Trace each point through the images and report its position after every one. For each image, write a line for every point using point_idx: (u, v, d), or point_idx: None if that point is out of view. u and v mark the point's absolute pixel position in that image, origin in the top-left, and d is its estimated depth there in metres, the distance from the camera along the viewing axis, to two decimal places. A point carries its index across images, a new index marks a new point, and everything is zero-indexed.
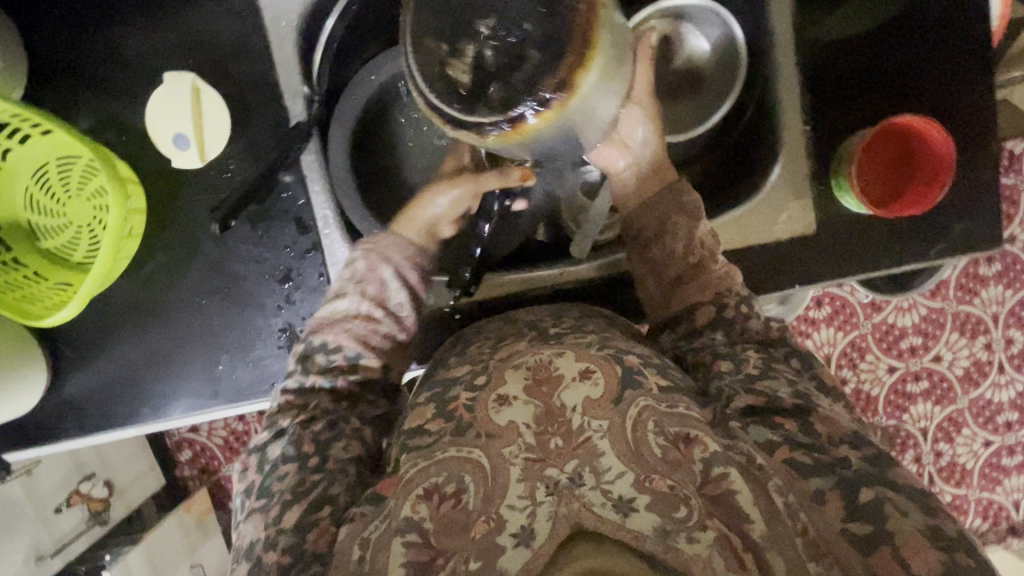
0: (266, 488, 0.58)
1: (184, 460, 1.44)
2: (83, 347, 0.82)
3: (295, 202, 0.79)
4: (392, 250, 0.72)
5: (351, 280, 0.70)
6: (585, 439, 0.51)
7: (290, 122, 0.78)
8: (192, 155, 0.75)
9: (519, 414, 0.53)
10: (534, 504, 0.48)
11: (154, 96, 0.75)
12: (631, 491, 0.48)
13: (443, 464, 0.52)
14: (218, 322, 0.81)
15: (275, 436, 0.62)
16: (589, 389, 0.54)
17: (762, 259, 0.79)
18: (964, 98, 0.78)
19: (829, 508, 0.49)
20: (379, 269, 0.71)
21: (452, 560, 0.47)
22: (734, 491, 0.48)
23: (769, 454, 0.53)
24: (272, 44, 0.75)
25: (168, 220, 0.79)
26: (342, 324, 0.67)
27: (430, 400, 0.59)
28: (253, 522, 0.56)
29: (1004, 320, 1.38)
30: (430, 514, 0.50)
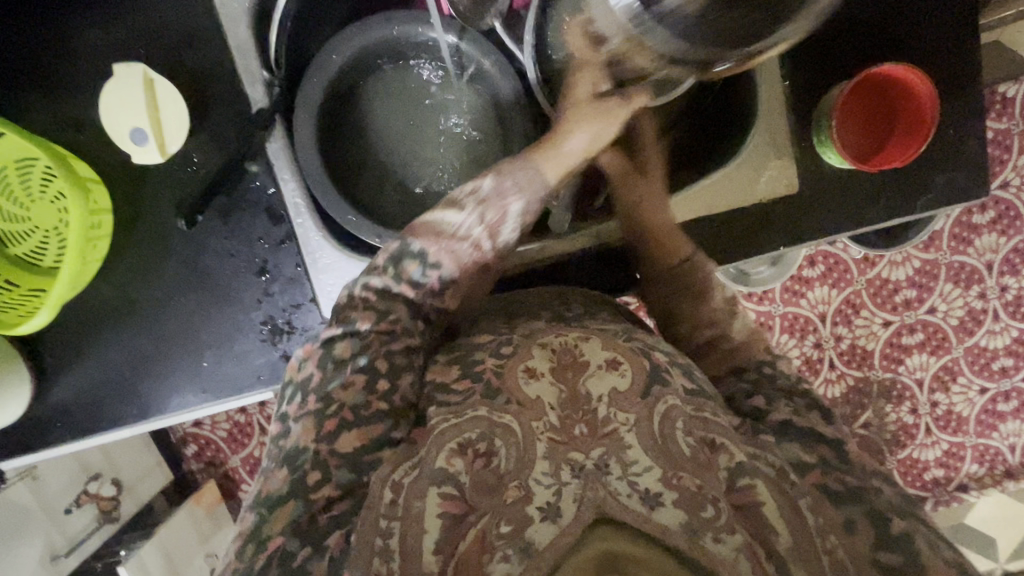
0: (327, 394, 0.54)
1: (189, 454, 1.44)
2: (64, 352, 0.81)
3: (265, 191, 0.77)
4: (523, 178, 0.62)
5: (473, 198, 0.61)
6: (611, 430, 0.52)
7: (252, 109, 0.75)
8: (151, 150, 0.73)
9: (546, 390, 0.55)
10: (559, 484, 0.49)
11: (104, 91, 0.72)
12: (659, 486, 0.49)
13: (475, 421, 0.53)
14: (199, 317, 0.80)
15: (347, 334, 0.57)
16: (615, 379, 0.55)
17: (740, 221, 0.78)
18: (945, 45, 0.76)
19: (859, 538, 0.48)
20: (507, 199, 0.61)
21: (483, 519, 0.49)
22: (761, 502, 0.50)
23: (801, 475, 0.52)
24: (224, 28, 0.73)
25: (137, 217, 0.77)
26: (449, 240, 0.59)
27: (452, 361, 0.60)
28: (302, 424, 0.53)
29: (998, 268, 1.37)
30: (466, 468, 0.51)
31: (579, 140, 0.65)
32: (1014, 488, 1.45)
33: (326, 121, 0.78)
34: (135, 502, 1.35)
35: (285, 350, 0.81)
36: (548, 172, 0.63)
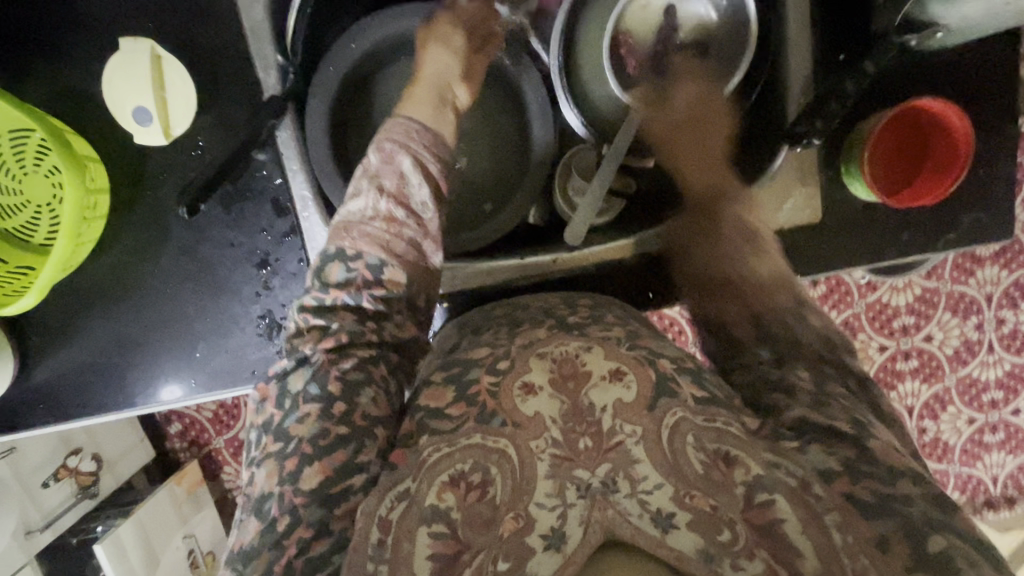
0: (284, 431, 0.52)
1: (173, 432, 1.40)
2: (50, 333, 0.78)
3: (272, 181, 0.74)
4: (404, 134, 0.61)
5: (366, 176, 0.60)
6: (618, 442, 0.50)
7: (264, 96, 0.72)
8: (154, 132, 0.70)
9: (545, 405, 0.53)
10: (564, 505, 0.48)
11: (108, 65, 0.69)
12: (671, 505, 0.47)
13: (469, 450, 0.51)
14: (194, 308, 0.77)
15: (297, 364, 0.55)
16: (621, 391, 0.53)
17: (818, 240, 0.76)
18: (983, 81, 0.74)
19: (894, 558, 0.42)
20: (396, 159, 0.60)
21: (479, 557, 0.46)
22: (782, 521, 0.45)
23: (828, 483, 0.46)
24: (240, 9, 0.69)
25: (136, 198, 0.74)
26: (360, 227, 0.58)
27: (448, 381, 0.57)
28: (267, 468, 0.51)
29: (997, 300, 1.37)
30: (457, 503, 0.49)
31: (464, 91, 0.68)
32: (993, 519, 1.46)
33: (338, 112, 0.74)
34: (115, 479, 1.32)
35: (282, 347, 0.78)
36: (418, 110, 0.64)
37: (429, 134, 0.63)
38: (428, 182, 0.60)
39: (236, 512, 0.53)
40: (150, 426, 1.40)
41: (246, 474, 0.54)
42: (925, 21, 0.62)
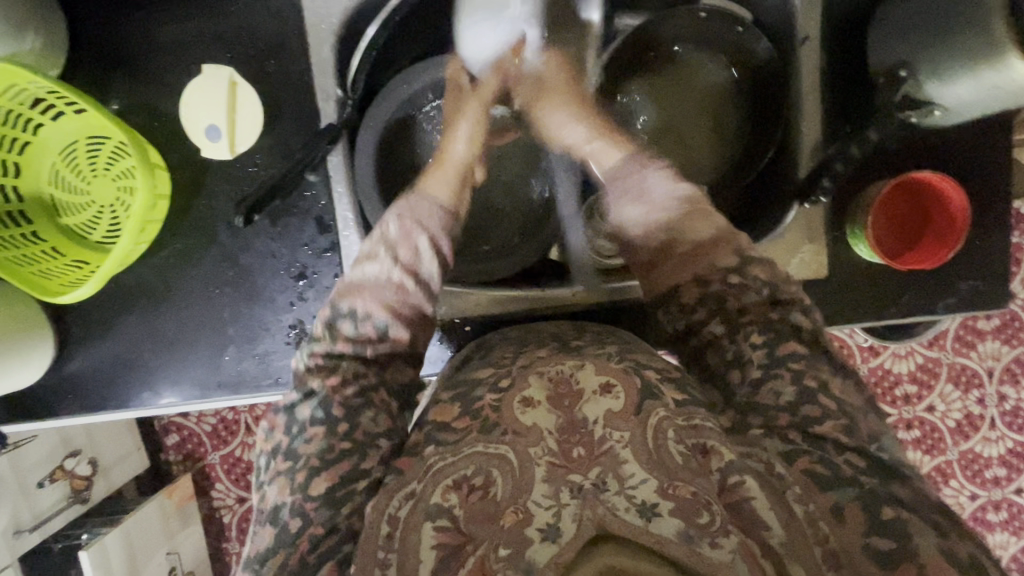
0: (293, 451, 0.56)
1: (170, 444, 1.41)
2: (89, 328, 0.82)
3: (317, 202, 0.80)
4: (428, 219, 0.68)
5: (384, 244, 0.65)
6: (607, 449, 0.53)
7: (321, 123, 0.78)
8: (221, 147, 0.77)
9: (541, 417, 0.56)
10: (559, 505, 0.50)
11: (190, 86, 0.76)
12: (655, 496, 0.50)
13: (471, 458, 0.54)
14: (229, 313, 0.81)
15: (305, 397, 0.59)
16: (609, 402, 0.56)
17: (827, 290, 0.81)
18: (981, 158, 0.79)
19: (849, 523, 0.49)
20: (413, 236, 0.66)
21: (481, 547, 0.50)
22: (751, 499, 0.51)
23: (790, 463, 0.53)
24: (310, 47, 0.77)
25: (190, 209, 0.80)
26: (374, 290, 0.63)
27: (454, 398, 0.61)
28: (277, 485, 0.55)
29: (998, 375, 1.39)
30: (460, 502, 0.52)
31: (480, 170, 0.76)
32: None
33: (387, 143, 0.81)
34: (107, 484, 1.30)
35: None
36: (440, 192, 0.71)
37: (444, 214, 0.69)
38: (437, 258, 0.66)
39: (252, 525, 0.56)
40: (150, 433, 1.40)
41: (260, 495, 0.57)
42: (923, 100, 0.69)
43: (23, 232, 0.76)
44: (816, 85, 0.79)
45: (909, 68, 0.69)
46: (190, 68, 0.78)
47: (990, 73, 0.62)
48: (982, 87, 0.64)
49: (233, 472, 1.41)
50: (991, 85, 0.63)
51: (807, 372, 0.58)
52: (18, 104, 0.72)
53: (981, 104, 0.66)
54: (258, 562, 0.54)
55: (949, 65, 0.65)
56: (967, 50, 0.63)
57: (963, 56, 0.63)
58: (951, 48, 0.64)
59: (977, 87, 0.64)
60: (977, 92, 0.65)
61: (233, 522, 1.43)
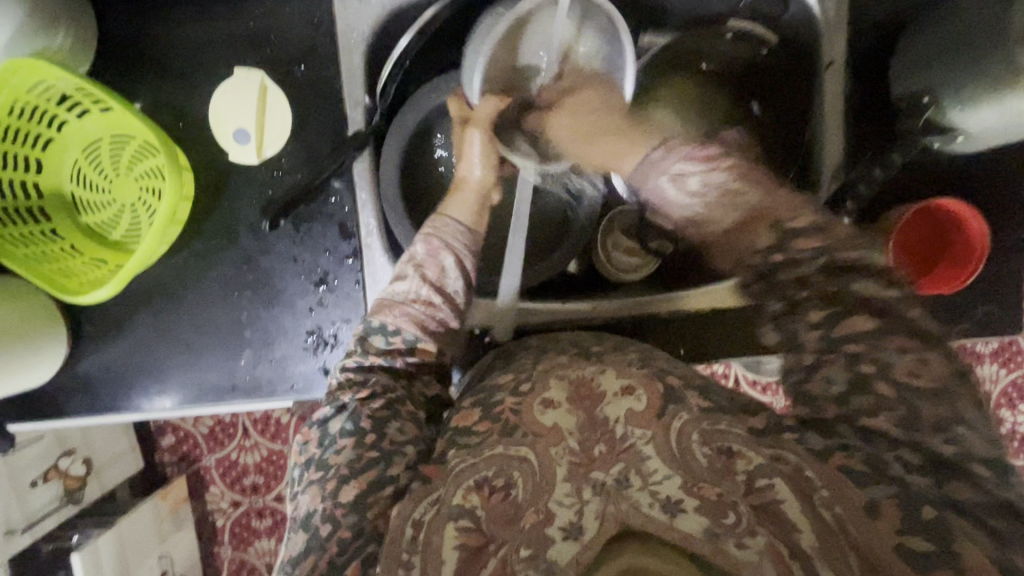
0: (325, 461, 0.56)
1: (166, 445, 1.39)
2: (102, 327, 0.81)
3: (341, 208, 0.79)
4: (451, 236, 0.68)
5: (411, 263, 0.65)
6: (629, 445, 0.54)
7: (347, 130, 0.79)
8: (249, 151, 0.77)
9: (563, 418, 0.56)
10: (580, 503, 0.50)
11: (219, 90, 0.76)
12: (679, 493, 0.50)
13: (493, 458, 0.54)
14: (246, 317, 0.81)
15: (336, 411, 0.59)
16: (630, 403, 0.57)
17: None
18: (1006, 180, 0.79)
19: (883, 521, 0.48)
20: (440, 254, 0.66)
21: (503, 549, 0.49)
22: (779, 501, 0.50)
23: (822, 462, 0.52)
24: (339, 55, 0.77)
25: (211, 211, 0.79)
26: (402, 306, 0.63)
27: (475, 403, 0.60)
28: (309, 493, 0.55)
29: (995, 398, 1.40)
30: (482, 503, 0.52)
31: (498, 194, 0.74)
32: None
33: (411, 153, 0.81)
34: (100, 486, 1.27)
35: (324, 364, 0.81)
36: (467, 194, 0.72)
37: (471, 237, 0.69)
38: (464, 278, 0.66)
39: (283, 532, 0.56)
40: (147, 434, 1.38)
41: (291, 504, 0.58)
42: (947, 125, 0.70)
43: (41, 229, 0.75)
44: (838, 104, 0.80)
45: (932, 94, 0.70)
46: (217, 69, 0.78)
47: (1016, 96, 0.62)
48: (1008, 110, 0.64)
49: (229, 475, 1.39)
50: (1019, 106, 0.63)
51: (865, 355, 0.53)
52: (45, 100, 0.71)
53: (1011, 123, 0.66)
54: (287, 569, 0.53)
55: (971, 90, 0.65)
56: (987, 75, 0.63)
57: (983, 80, 0.64)
58: (971, 74, 0.65)
59: (1003, 109, 0.64)
60: (1006, 114, 0.65)
61: (226, 526, 1.40)
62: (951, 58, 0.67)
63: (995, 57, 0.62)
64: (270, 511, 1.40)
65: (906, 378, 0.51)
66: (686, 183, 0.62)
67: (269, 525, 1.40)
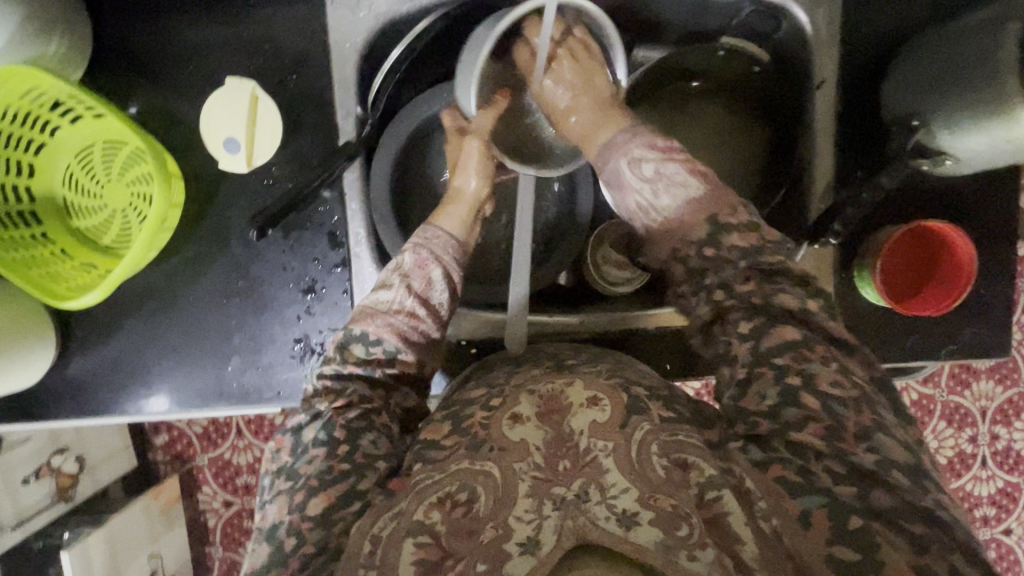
0: (295, 470, 0.56)
1: (159, 444, 1.38)
2: (91, 329, 0.81)
3: (330, 218, 0.79)
4: (437, 246, 0.69)
5: (399, 273, 0.66)
6: (591, 459, 0.53)
7: (340, 139, 0.79)
8: (240, 160, 0.77)
9: (531, 434, 0.55)
10: (541, 518, 0.49)
11: (209, 99, 0.77)
12: (636, 505, 0.50)
13: (456, 475, 0.53)
14: (235, 323, 0.81)
15: (312, 418, 0.59)
16: (595, 414, 0.56)
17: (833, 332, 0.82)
18: (993, 201, 0.79)
19: (814, 531, 0.48)
20: (427, 266, 0.67)
21: (461, 562, 0.48)
22: (728, 514, 0.50)
23: (760, 472, 0.52)
24: (331, 67, 0.78)
25: (201, 218, 0.80)
26: (385, 316, 0.63)
27: (447, 417, 0.60)
28: (277, 504, 0.55)
29: (991, 415, 1.38)
30: (443, 518, 0.51)
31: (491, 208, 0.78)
32: None
33: (403, 164, 0.82)
34: (94, 482, 1.28)
35: (310, 372, 0.81)
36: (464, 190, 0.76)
37: (454, 245, 0.71)
38: (449, 289, 0.68)
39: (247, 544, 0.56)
40: (139, 433, 1.38)
41: (258, 514, 0.57)
42: (935, 149, 0.70)
43: (34, 233, 0.76)
44: (831, 121, 0.79)
45: (921, 117, 0.70)
46: (208, 77, 0.78)
47: (1003, 121, 0.62)
48: (996, 136, 0.64)
49: (221, 476, 1.39)
50: (1008, 134, 0.63)
51: (790, 367, 0.56)
52: (37, 106, 0.72)
53: (1005, 151, 0.65)
54: None
55: (960, 113, 0.66)
56: (972, 100, 0.64)
57: (968, 104, 0.64)
58: (958, 98, 0.65)
59: (990, 136, 0.64)
60: (994, 141, 0.64)
61: (218, 526, 1.40)
62: (942, 83, 0.68)
63: (984, 82, 0.62)
64: None
65: (825, 389, 0.54)
66: (641, 167, 0.69)
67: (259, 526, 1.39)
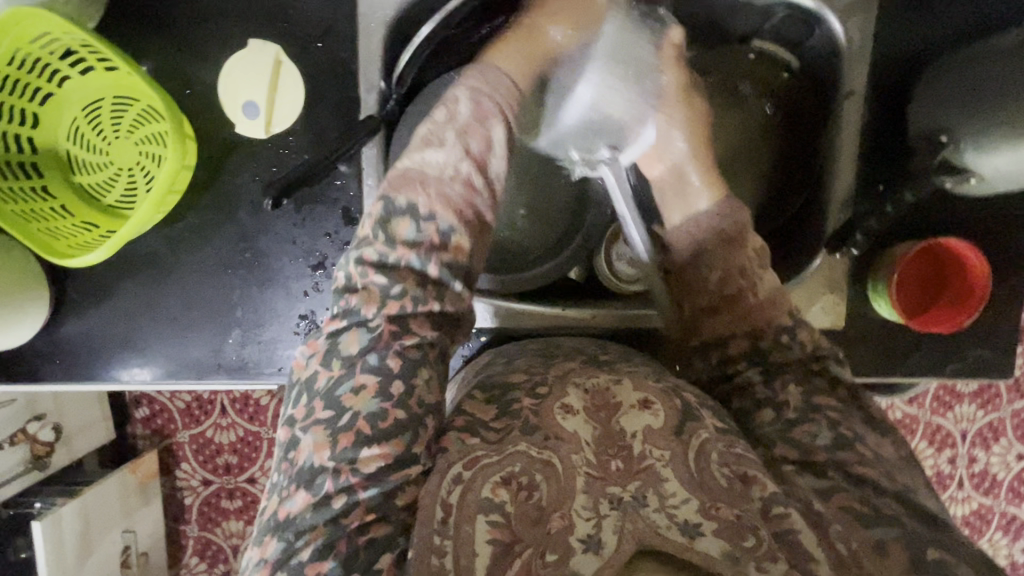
0: (337, 398, 0.54)
1: (139, 417, 1.33)
2: (90, 292, 0.78)
3: (346, 193, 0.77)
4: (496, 100, 0.70)
5: (455, 129, 0.68)
6: (647, 466, 0.53)
7: (359, 114, 0.77)
8: (257, 125, 0.74)
9: (582, 426, 0.55)
10: (599, 516, 0.49)
11: (231, 59, 0.74)
12: (697, 516, 0.49)
13: (516, 456, 0.52)
14: (238, 295, 0.78)
15: (355, 326, 0.57)
16: (649, 418, 0.55)
17: (858, 344, 0.82)
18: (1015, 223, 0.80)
19: (891, 560, 0.49)
20: (488, 122, 0.69)
21: (529, 549, 0.48)
22: (797, 530, 0.50)
23: (826, 499, 0.53)
24: (358, 38, 0.76)
25: (212, 182, 0.77)
26: (438, 182, 0.64)
27: (491, 401, 0.59)
28: (317, 433, 0.53)
29: (972, 438, 1.38)
30: (511, 498, 0.50)
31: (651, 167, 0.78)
32: None
33: None
34: (70, 454, 1.21)
35: None
36: (508, 64, 0.72)
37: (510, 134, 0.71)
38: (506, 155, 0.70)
39: (277, 472, 0.54)
40: (120, 405, 1.33)
41: (289, 433, 0.55)
42: (959, 166, 0.70)
43: (32, 185, 0.73)
44: (854, 129, 0.79)
45: (950, 133, 0.70)
46: (232, 42, 0.76)
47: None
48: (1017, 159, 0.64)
49: (203, 453, 1.33)
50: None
51: (842, 421, 0.58)
52: (46, 53, 0.69)
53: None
54: (292, 530, 0.50)
55: (986, 130, 0.65)
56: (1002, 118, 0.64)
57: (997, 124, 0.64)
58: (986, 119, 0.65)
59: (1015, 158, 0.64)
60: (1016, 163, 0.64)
61: (194, 504, 1.35)
62: (968, 101, 0.68)
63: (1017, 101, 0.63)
64: (242, 492, 1.34)
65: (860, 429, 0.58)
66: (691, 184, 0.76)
67: (240, 507, 1.34)
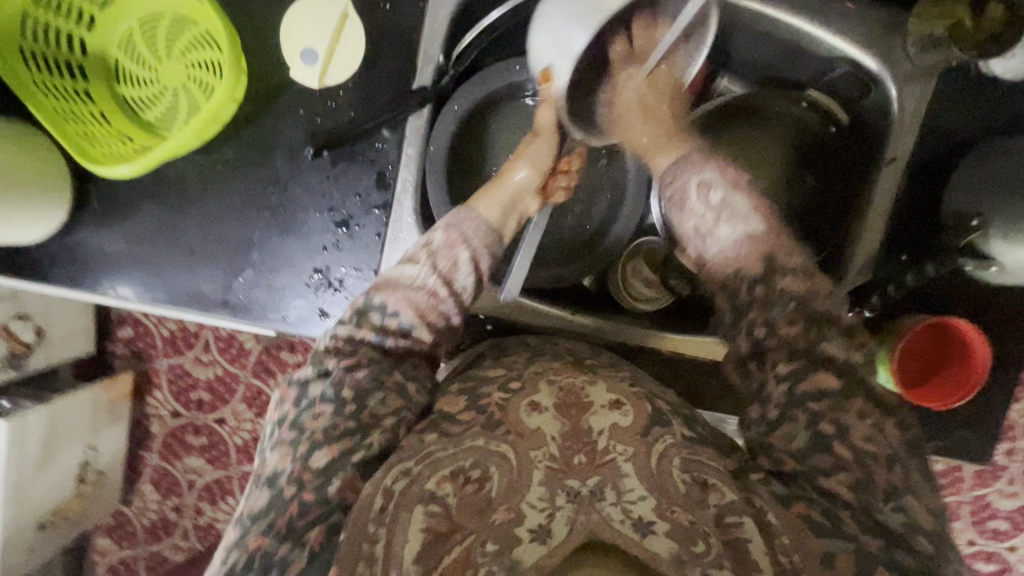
0: (299, 424, 0.56)
1: (123, 337, 1.32)
2: (110, 205, 0.78)
3: (386, 158, 0.77)
4: (473, 232, 0.68)
5: (426, 250, 0.65)
6: (609, 459, 0.54)
7: (413, 84, 0.77)
8: (313, 73, 0.75)
9: (546, 423, 0.56)
10: (553, 508, 0.51)
11: (293, 8, 0.74)
12: (651, 514, 0.51)
13: (472, 450, 0.53)
14: (258, 237, 0.78)
15: (319, 375, 0.59)
16: (617, 417, 0.57)
17: None
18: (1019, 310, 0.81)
19: None
20: (456, 248, 0.66)
21: (468, 539, 0.50)
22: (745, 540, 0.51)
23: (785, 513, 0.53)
24: (427, 7, 0.75)
25: (252, 119, 0.77)
26: (406, 289, 0.63)
27: (462, 391, 0.60)
28: (279, 453, 0.55)
29: None
30: (454, 492, 0.52)
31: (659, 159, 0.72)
32: None
33: (467, 127, 0.80)
34: (47, 359, 1.19)
35: (323, 305, 0.79)
36: (490, 211, 0.72)
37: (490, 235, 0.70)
38: (475, 274, 0.66)
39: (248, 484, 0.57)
40: (105, 320, 1.32)
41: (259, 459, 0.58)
42: (984, 253, 0.71)
43: (75, 87, 0.73)
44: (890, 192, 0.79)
45: (982, 217, 0.71)
46: None
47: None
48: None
49: (178, 386, 1.33)
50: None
51: (823, 416, 0.56)
52: None
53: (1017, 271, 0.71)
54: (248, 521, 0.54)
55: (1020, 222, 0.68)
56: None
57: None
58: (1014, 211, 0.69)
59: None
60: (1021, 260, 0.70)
61: (162, 434, 1.34)
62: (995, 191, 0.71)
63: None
64: (209, 430, 1.33)
65: (862, 444, 0.55)
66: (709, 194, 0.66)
67: (206, 444, 1.34)
